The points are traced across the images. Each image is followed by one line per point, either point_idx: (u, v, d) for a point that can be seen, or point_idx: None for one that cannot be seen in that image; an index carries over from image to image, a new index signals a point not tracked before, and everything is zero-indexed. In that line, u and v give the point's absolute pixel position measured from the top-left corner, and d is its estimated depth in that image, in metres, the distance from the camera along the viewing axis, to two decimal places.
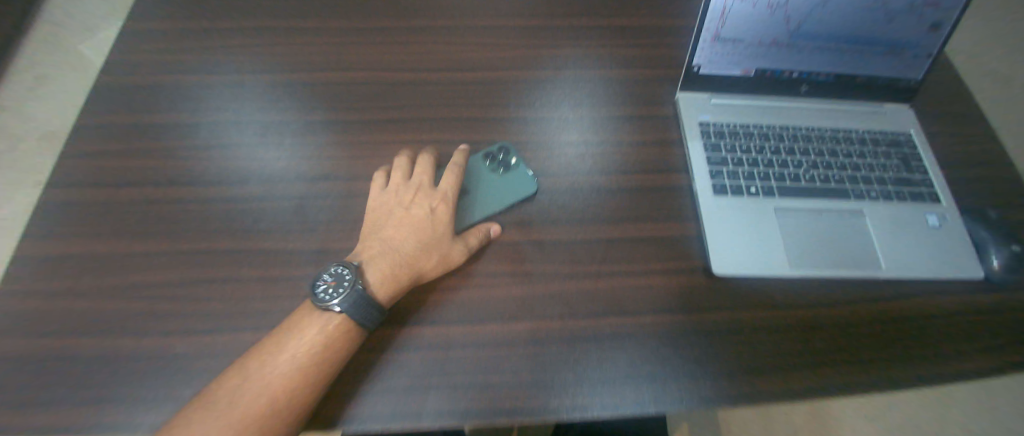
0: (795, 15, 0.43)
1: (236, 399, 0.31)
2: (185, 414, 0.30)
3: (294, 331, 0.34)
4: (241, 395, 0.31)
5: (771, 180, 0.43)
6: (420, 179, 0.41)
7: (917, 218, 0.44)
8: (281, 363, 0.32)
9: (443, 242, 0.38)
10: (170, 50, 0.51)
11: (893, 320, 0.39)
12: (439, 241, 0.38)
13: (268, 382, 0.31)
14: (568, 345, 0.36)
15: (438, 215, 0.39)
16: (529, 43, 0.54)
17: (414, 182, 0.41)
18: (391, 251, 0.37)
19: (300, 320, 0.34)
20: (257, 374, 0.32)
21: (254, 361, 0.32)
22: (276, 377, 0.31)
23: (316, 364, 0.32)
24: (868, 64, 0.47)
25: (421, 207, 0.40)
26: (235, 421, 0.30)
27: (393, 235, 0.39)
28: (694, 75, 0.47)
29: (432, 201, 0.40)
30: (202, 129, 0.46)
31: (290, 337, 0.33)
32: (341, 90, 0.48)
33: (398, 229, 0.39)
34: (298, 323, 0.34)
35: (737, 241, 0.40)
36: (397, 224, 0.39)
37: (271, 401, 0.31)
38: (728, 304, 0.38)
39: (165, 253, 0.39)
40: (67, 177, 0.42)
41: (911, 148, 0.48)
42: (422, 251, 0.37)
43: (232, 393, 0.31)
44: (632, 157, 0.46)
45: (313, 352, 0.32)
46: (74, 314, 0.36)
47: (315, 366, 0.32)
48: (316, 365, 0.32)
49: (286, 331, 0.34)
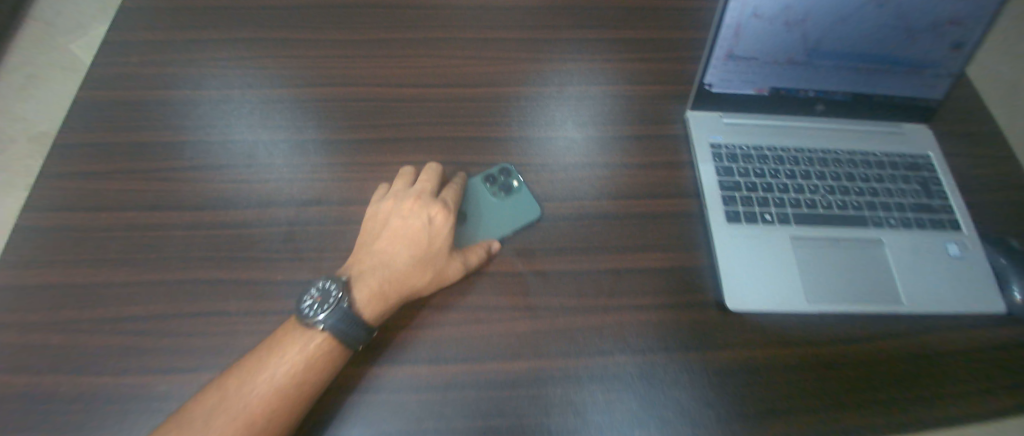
0: (813, 34, 0.40)
1: (212, 422, 0.29)
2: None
3: (274, 350, 0.32)
4: (218, 417, 0.30)
5: (786, 207, 0.42)
6: (420, 187, 0.40)
7: (936, 246, 0.42)
8: (258, 384, 0.30)
9: (438, 257, 0.36)
10: (156, 62, 0.49)
11: (911, 357, 0.37)
12: (433, 258, 0.36)
13: (245, 405, 0.30)
14: (570, 385, 0.34)
15: (435, 226, 0.37)
16: (534, 56, 0.51)
17: (414, 190, 0.40)
18: (382, 266, 0.36)
19: (281, 337, 0.33)
20: (234, 394, 0.30)
21: (234, 381, 0.31)
22: (253, 400, 0.30)
23: (294, 385, 0.30)
24: (886, 83, 0.45)
25: (417, 217, 0.38)
26: None
27: (387, 248, 0.37)
28: (705, 93, 0.45)
29: (428, 210, 0.38)
30: (187, 148, 0.43)
31: (270, 355, 0.32)
32: (336, 106, 0.46)
33: (392, 241, 0.37)
34: (280, 342, 0.33)
35: (752, 272, 0.38)
36: (390, 236, 0.37)
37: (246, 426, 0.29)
38: (740, 340, 0.37)
39: (146, 283, 0.36)
40: (44, 199, 0.40)
41: (930, 172, 0.46)
42: (414, 267, 0.35)
43: (208, 414, 0.30)
44: (641, 179, 0.44)
45: (291, 375, 0.31)
46: (48, 351, 0.34)
47: (293, 389, 0.30)
48: (294, 390, 0.30)
49: (268, 350, 0.32)
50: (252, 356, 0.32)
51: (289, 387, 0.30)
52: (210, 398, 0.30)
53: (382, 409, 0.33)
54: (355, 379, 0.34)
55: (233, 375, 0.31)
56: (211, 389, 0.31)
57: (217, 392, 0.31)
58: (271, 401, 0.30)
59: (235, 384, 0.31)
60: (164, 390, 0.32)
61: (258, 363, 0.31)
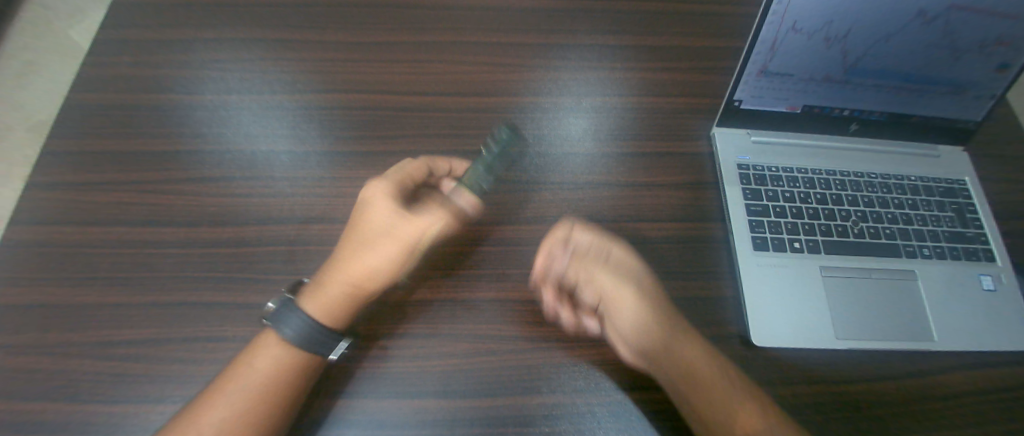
0: (853, 50, 0.38)
1: None
2: None
3: (243, 364, 0.30)
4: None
5: (817, 235, 0.40)
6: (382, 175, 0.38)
7: (970, 278, 0.40)
8: (232, 399, 0.29)
9: (375, 239, 0.33)
10: (149, 61, 0.46)
11: (948, 398, 0.34)
12: (370, 239, 0.33)
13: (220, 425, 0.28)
14: (583, 423, 0.32)
15: (373, 205, 0.34)
16: (549, 63, 0.48)
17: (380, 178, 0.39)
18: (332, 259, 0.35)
19: (249, 350, 0.31)
20: (203, 416, 0.29)
21: (207, 401, 0.29)
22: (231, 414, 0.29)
23: (273, 395, 0.29)
24: (925, 104, 0.42)
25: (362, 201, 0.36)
26: None
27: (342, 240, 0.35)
28: (734, 110, 0.42)
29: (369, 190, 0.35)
30: (182, 156, 0.41)
31: (239, 369, 0.30)
32: (340, 115, 0.44)
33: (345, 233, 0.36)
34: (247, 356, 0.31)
35: (780, 304, 0.37)
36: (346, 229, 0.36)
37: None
38: (765, 377, 0.34)
39: (141, 305, 0.35)
40: (33, 210, 0.38)
41: (965, 198, 0.44)
42: (353, 252, 0.33)
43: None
44: (662, 200, 0.42)
45: (271, 386, 0.30)
46: (32, 377, 0.32)
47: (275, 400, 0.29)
48: (278, 402, 0.30)
49: (236, 366, 0.30)
50: (224, 373, 0.30)
51: (272, 399, 0.29)
52: (180, 427, 0.28)
53: None
54: (356, 412, 0.32)
55: (205, 398, 0.29)
56: (181, 417, 0.29)
57: (188, 418, 0.29)
58: (253, 417, 0.29)
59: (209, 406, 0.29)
60: (156, 422, 0.31)
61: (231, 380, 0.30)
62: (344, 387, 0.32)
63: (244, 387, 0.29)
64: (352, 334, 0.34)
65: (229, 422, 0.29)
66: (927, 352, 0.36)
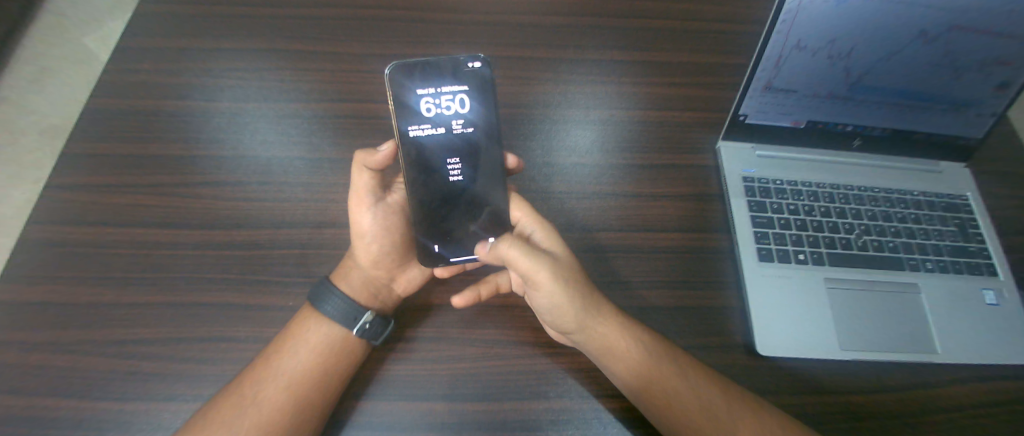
0: (855, 68, 0.39)
1: (255, 403, 0.30)
2: (200, 423, 0.29)
3: (297, 334, 0.33)
4: (262, 396, 0.31)
5: (821, 247, 0.41)
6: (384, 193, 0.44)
7: (973, 292, 0.40)
8: (292, 364, 0.32)
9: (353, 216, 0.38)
10: (169, 69, 0.47)
11: (952, 410, 0.35)
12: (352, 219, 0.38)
13: (284, 386, 0.31)
14: (589, 429, 0.33)
15: None
16: (558, 77, 0.50)
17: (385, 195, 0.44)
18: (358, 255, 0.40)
19: (302, 323, 0.34)
20: (267, 378, 0.31)
21: (268, 365, 0.32)
22: (294, 376, 0.32)
23: (330, 358, 0.33)
24: (925, 121, 0.43)
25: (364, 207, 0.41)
26: (261, 421, 0.30)
27: None
28: (739, 124, 0.43)
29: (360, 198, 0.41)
30: (200, 161, 0.42)
31: (296, 338, 0.33)
32: (354, 124, 0.45)
33: None
34: (300, 327, 0.34)
35: (785, 314, 0.37)
36: None
37: (276, 412, 0.31)
38: (770, 386, 0.35)
39: (155, 305, 0.35)
40: (54, 210, 0.39)
41: (966, 214, 0.44)
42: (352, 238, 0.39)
43: (248, 397, 0.31)
44: (668, 211, 0.43)
45: (318, 360, 0.33)
46: (45, 374, 0.32)
47: (314, 376, 0.32)
48: (321, 376, 0.32)
49: (292, 336, 0.33)
50: (267, 350, 0.33)
51: (316, 372, 0.32)
52: (228, 396, 0.30)
53: None
54: (365, 415, 0.32)
55: (248, 373, 0.32)
56: (232, 385, 0.31)
57: (235, 389, 0.31)
58: (300, 388, 0.31)
59: (253, 379, 0.31)
60: (165, 421, 0.31)
61: (280, 353, 0.32)
62: (354, 389, 0.33)
63: (288, 362, 0.32)
64: (391, 316, 0.36)
65: (275, 392, 0.31)
66: (930, 364, 0.37)
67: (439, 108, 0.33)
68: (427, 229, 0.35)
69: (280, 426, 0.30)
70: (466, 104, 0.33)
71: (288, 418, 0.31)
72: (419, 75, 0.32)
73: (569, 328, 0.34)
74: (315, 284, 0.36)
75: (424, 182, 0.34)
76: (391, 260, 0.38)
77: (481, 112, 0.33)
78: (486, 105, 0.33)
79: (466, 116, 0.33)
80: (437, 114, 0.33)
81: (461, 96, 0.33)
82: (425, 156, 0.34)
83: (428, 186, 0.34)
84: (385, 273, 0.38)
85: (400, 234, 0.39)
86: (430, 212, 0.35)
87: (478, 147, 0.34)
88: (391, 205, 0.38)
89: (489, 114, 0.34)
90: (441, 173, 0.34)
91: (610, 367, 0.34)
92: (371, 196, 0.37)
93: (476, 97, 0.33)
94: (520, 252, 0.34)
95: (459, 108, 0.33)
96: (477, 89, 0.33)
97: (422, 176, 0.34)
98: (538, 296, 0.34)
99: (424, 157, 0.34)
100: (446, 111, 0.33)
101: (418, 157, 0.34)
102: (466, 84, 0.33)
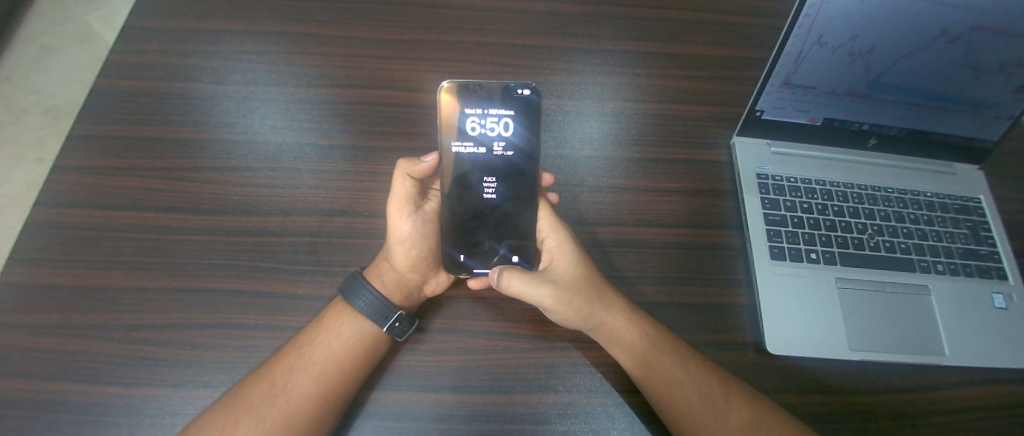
0: (876, 65, 0.38)
1: (281, 393, 0.30)
2: (223, 409, 0.29)
3: (324, 326, 0.33)
4: (288, 386, 0.31)
5: (833, 247, 0.40)
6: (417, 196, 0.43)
7: (983, 296, 0.40)
8: (318, 356, 0.32)
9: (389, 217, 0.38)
10: (177, 50, 0.46)
11: (956, 412, 0.35)
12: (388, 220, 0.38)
13: (308, 378, 0.31)
14: (598, 423, 0.33)
15: (375, 194, 0.40)
16: (572, 67, 0.49)
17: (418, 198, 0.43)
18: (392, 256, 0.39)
19: (331, 315, 0.34)
20: (295, 368, 0.31)
21: (295, 356, 0.32)
22: (320, 368, 0.32)
23: (355, 352, 0.33)
24: (943, 122, 0.42)
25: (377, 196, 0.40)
26: (283, 412, 0.30)
27: None
28: (755, 120, 0.43)
29: (371, 187, 0.40)
30: (208, 144, 0.42)
31: (324, 330, 0.33)
32: (363, 111, 0.44)
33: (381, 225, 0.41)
34: (329, 318, 0.34)
35: (796, 313, 0.37)
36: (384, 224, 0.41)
37: (299, 404, 0.31)
38: (779, 385, 0.35)
39: (163, 290, 0.35)
40: (60, 191, 0.38)
41: (978, 217, 0.44)
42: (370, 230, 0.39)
43: (273, 387, 0.31)
44: (681, 207, 0.42)
45: (345, 353, 0.33)
46: (53, 357, 0.32)
47: (342, 368, 0.32)
48: (345, 369, 0.32)
49: (320, 327, 0.33)
50: (296, 338, 0.33)
51: (341, 366, 0.32)
52: (259, 381, 0.31)
53: None
54: (375, 404, 0.32)
55: (279, 361, 0.32)
56: (258, 373, 0.31)
57: (266, 375, 0.31)
58: (325, 380, 0.31)
59: (284, 366, 0.31)
60: (177, 406, 0.31)
61: (307, 344, 0.32)
62: (370, 381, 0.33)
63: (317, 351, 0.32)
64: (414, 315, 0.35)
65: (303, 382, 0.31)
66: (939, 366, 0.37)
67: (484, 128, 0.35)
68: (456, 240, 0.36)
69: (301, 417, 0.30)
70: (510, 127, 0.35)
71: (311, 411, 0.30)
72: (471, 95, 0.35)
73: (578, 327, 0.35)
74: (347, 277, 0.35)
75: (453, 199, 0.36)
76: (426, 264, 0.38)
77: (524, 137, 0.35)
78: (528, 130, 0.35)
79: (508, 138, 0.35)
80: (481, 134, 0.35)
81: (507, 120, 0.35)
82: (460, 173, 0.36)
83: (455, 204, 0.36)
84: (418, 275, 0.37)
85: (435, 240, 0.39)
86: (461, 224, 0.36)
87: (513, 170, 0.36)
88: (429, 213, 0.39)
89: (532, 140, 0.35)
90: (472, 191, 0.36)
91: (619, 360, 0.34)
92: (410, 204, 0.37)
93: (521, 122, 0.35)
94: (523, 280, 0.34)
95: (503, 131, 0.35)
96: (523, 113, 0.35)
97: (451, 193, 0.36)
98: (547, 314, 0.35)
99: (459, 174, 0.36)
100: (490, 132, 0.35)
101: (452, 175, 0.36)
102: (514, 107, 0.35)
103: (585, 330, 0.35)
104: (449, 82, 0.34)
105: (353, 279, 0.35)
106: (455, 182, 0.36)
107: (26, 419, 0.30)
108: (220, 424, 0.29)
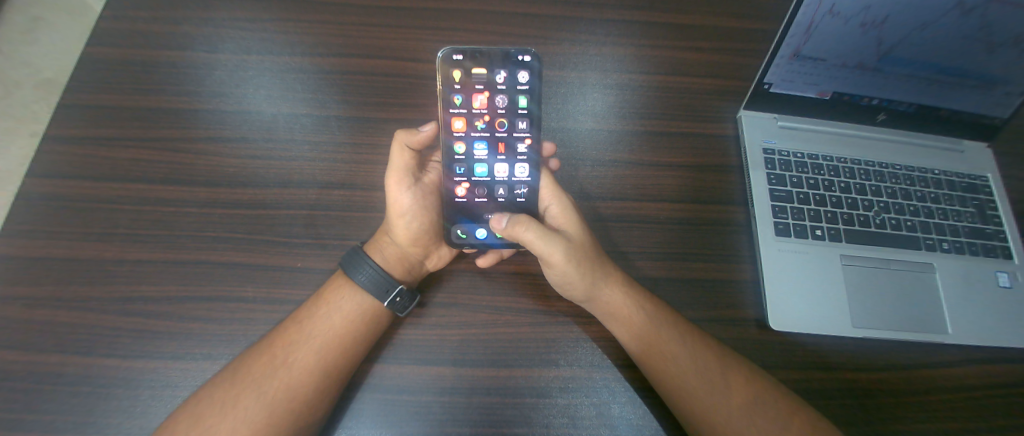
0: (890, 36, 0.37)
1: (281, 368, 0.30)
2: (222, 383, 0.29)
3: (324, 301, 0.33)
4: (288, 362, 0.30)
5: (839, 223, 0.40)
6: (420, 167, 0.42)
7: (987, 274, 0.40)
8: (319, 331, 0.32)
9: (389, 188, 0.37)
10: (168, 18, 0.45)
11: (957, 389, 0.35)
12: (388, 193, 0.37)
13: (308, 353, 0.31)
14: (599, 398, 0.33)
15: (375, 165, 0.39)
16: (576, 38, 0.47)
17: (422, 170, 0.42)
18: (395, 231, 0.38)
19: (332, 290, 0.33)
20: (295, 343, 0.31)
21: (296, 330, 0.31)
22: (320, 343, 0.31)
23: (355, 328, 0.32)
24: (953, 98, 0.41)
25: (376, 167, 0.39)
26: (282, 387, 0.29)
27: None
28: (762, 93, 0.42)
29: (370, 159, 0.40)
30: (203, 115, 0.40)
31: (324, 305, 0.33)
32: (360, 81, 0.43)
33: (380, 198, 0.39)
34: (330, 293, 0.33)
35: (800, 288, 0.37)
36: None
37: (299, 379, 0.30)
38: (780, 361, 0.35)
39: (159, 264, 0.35)
40: (50, 163, 0.37)
41: (986, 195, 0.44)
42: (370, 206, 0.38)
43: (273, 361, 0.30)
44: (684, 181, 0.42)
45: (347, 328, 0.32)
46: (52, 330, 0.32)
47: (345, 344, 0.32)
48: (348, 344, 0.32)
49: (319, 303, 0.33)
50: (298, 312, 0.32)
51: (343, 341, 0.32)
52: (260, 355, 0.30)
53: (401, 409, 0.31)
54: (376, 377, 0.32)
55: (280, 335, 0.31)
56: (259, 348, 0.31)
57: (267, 349, 0.31)
58: (326, 355, 0.31)
59: (285, 340, 0.31)
60: (176, 379, 0.31)
61: (308, 319, 0.32)
62: (372, 354, 0.33)
63: (319, 324, 0.32)
64: (415, 290, 0.35)
65: (304, 357, 0.31)
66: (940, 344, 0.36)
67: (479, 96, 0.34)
68: (455, 214, 0.36)
69: (298, 393, 0.30)
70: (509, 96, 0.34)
71: (310, 386, 0.30)
72: (471, 63, 0.33)
73: (576, 299, 0.34)
74: (348, 251, 0.34)
75: (509, 165, 0.36)
76: (428, 237, 0.37)
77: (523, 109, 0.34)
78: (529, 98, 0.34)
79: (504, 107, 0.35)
80: (479, 104, 0.34)
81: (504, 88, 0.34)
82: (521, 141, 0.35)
83: (512, 170, 0.36)
84: (419, 250, 0.37)
85: (435, 213, 0.39)
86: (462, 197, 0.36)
87: (524, 143, 0.35)
88: (427, 185, 0.38)
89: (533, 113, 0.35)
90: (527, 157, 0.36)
91: (617, 334, 0.33)
92: (409, 176, 0.36)
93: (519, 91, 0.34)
94: (532, 237, 0.33)
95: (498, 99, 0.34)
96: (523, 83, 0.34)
97: (508, 159, 0.36)
98: (548, 271, 0.34)
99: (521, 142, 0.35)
100: (491, 103, 0.34)
101: (475, 145, 0.35)
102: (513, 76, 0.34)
103: (581, 302, 0.34)
104: (449, 49, 0.33)
105: (354, 252, 0.34)
106: (453, 157, 0.35)
107: (26, 391, 0.30)
108: (219, 399, 0.28)
